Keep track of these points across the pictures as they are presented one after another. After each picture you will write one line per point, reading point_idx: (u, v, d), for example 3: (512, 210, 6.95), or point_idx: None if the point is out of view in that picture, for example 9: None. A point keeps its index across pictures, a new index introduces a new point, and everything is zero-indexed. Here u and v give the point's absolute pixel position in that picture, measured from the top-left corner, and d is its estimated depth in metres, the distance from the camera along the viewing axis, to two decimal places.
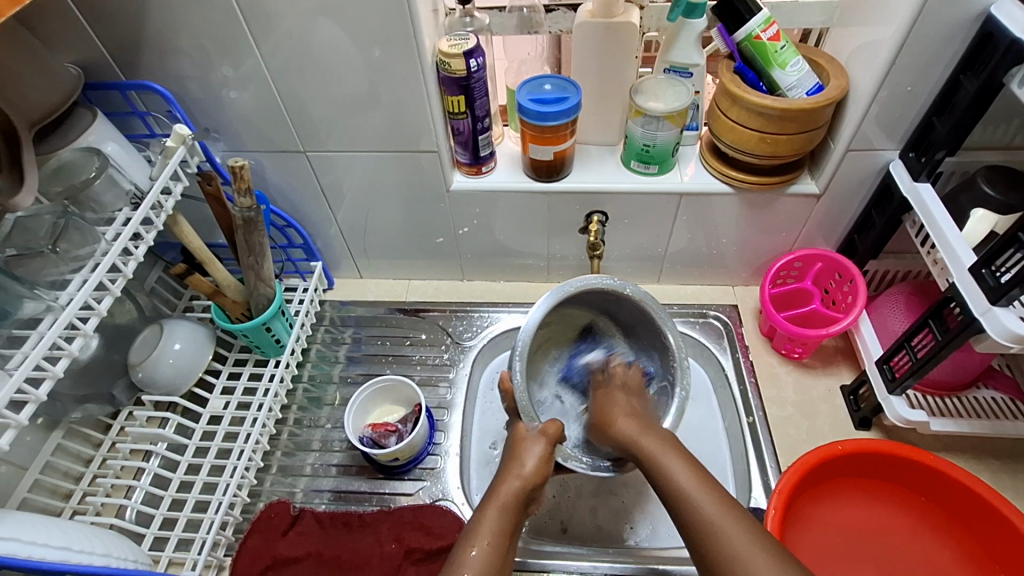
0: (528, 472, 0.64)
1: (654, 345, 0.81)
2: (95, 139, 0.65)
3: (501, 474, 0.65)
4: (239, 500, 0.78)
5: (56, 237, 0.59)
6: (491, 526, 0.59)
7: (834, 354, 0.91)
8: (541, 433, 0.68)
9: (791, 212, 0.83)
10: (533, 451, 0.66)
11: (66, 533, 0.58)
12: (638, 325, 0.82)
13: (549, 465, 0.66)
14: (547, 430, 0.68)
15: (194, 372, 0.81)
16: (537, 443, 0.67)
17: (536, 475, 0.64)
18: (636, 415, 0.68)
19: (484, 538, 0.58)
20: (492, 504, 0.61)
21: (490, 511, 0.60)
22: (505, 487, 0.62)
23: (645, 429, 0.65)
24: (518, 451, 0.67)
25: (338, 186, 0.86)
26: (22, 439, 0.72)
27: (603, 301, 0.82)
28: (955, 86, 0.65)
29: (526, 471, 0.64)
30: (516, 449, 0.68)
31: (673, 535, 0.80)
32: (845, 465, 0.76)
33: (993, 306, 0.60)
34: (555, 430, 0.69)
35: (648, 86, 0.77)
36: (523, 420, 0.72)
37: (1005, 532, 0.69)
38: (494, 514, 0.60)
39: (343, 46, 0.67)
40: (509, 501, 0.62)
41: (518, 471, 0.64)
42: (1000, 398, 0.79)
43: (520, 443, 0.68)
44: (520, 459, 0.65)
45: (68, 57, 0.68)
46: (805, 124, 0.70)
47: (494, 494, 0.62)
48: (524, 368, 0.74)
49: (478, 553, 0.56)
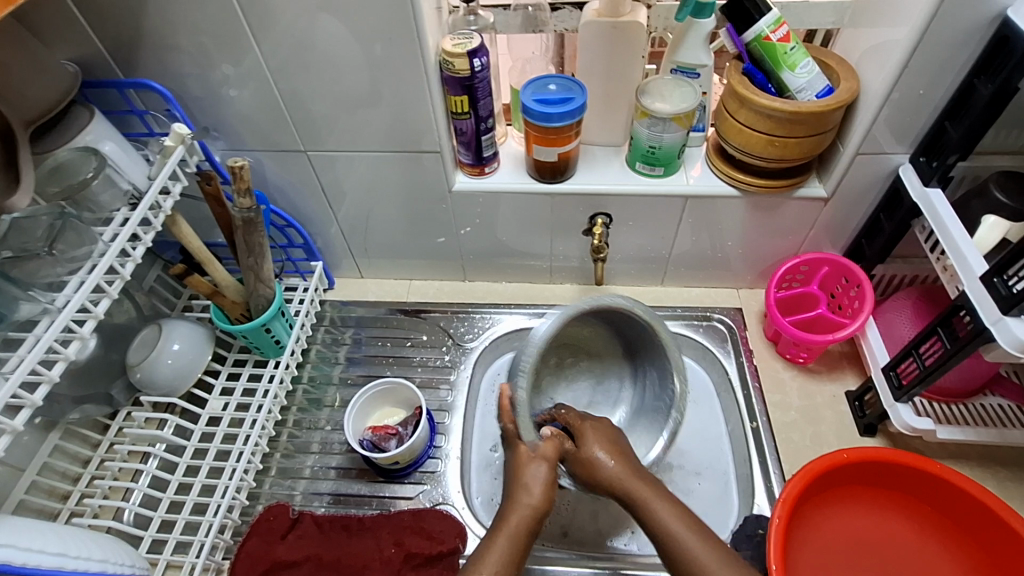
0: (536, 501, 0.62)
1: (654, 366, 0.80)
2: (93, 138, 0.64)
3: (508, 501, 0.63)
4: (237, 503, 0.77)
5: (53, 237, 0.58)
6: (500, 555, 0.59)
7: (839, 359, 0.90)
8: (540, 454, 0.66)
9: (798, 215, 0.82)
10: (536, 468, 0.65)
11: (63, 538, 0.57)
12: (645, 355, 0.82)
13: (553, 488, 0.64)
14: (545, 450, 0.66)
15: (193, 374, 0.80)
16: (542, 465, 0.65)
17: (545, 499, 0.63)
18: (613, 445, 0.67)
19: (491, 566, 0.58)
20: (501, 535, 0.60)
21: (500, 539, 0.59)
22: (515, 516, 0.61)
23: (633, 470, 0.64)
24: (519, 474, 0.64)
25: (339, 186, 0.85)
26: (19, 440, 0.72)
27: (621, 324, 0.81)
28: (970, 89, 0.63)
29: (534, 499, 0.62)
30: (517, 468, 0.65)
31: None
32: (851, 472, 0.75)
33: (1004, 315, 0.59)
34: (554, 449, 0.66)
35: (655, 86, 0.75)
36: (523, 439, 0.67)
37: (1012, 544, 0.68)
38: (503, 543, 0.59)
39: (344, 42, 0.66)
40: (519, 530, 0.60)
41: (527, 499, 0.62)
42: (1006, 406, 0.78)
43: (521, 466, 0.65)
44: (526, 487, 0.63)
45: (65, 53, 0.67)
46: (815, 127, 0.69)
47: (503, 522, 0.61)
48: (528, 385, 0.69)
49: None
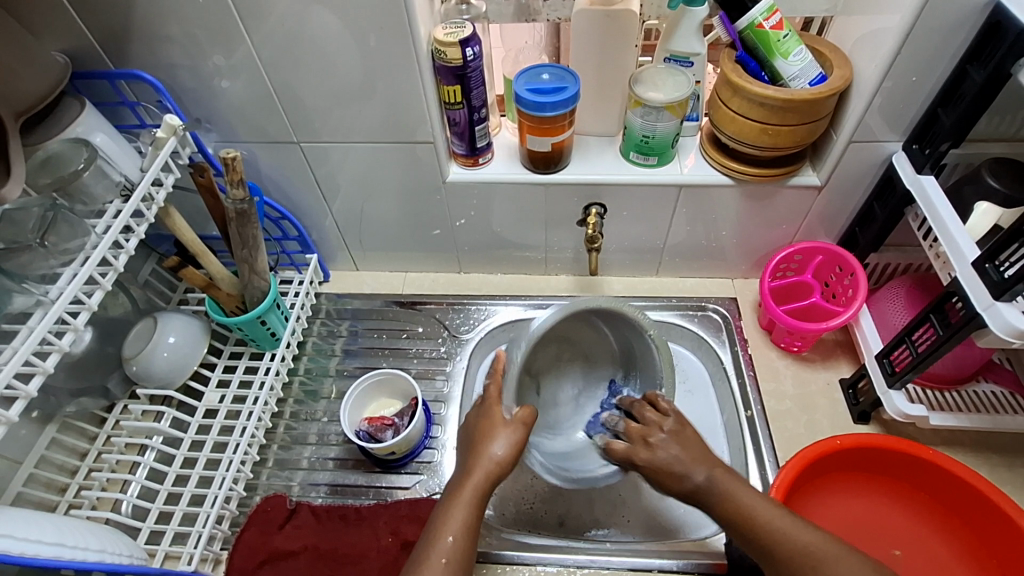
0: (497, 466, 0.63)
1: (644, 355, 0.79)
2: (83, 129, 0.64)
3: (470, 454, 0.64)
4: (235, 493, 0.77)
5: (44, 229, 0.58)
6: (463, 505, 0.61)
7: (833, 348, 0.90)
8: (516, 420, 0.66)
9: (791, 204, 0.82)
10: (504, 437, 0.65)
11: (60, 528, 0.57)
12: (630, 342, 0.81)
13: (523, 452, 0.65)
14: (522, 417, 0.66)
15: (189, 366, 0.80)
16: (514, 431, 0.65)
17: (508, 459, 0.64)
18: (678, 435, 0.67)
19: (456, 522, 0.60)
20: (467, 487, 0.61)
21: (461, 504, 0.61)
22: (474, 478, 0.62)
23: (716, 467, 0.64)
24: (482, 437, 0.65)
25: (333, 177, 0.85)
26: (16, 433, 0.72)
27: (609, 324, 0.80)
28: (962, 76, 0.63)
29: (498, 456, 0.63)
30: (483, 429, 0.66)
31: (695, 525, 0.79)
32: (844, 459, 0.75)
33: (996, 301, 0.59)
34: (529, 416, 0.66)
35: (648, 75, 0.76)
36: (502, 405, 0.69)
37: (1003, 527, 0.69)
38: (464, 503, 0.61)
39: (337, 33, 0.66)
40: (481, 481, 0.62)
41: (489, 455, 0.63)
42: (999, 392, 0.79)
43: (490, 427, 0.65)
44: (490, 443, 0.64)
45: (55, 46, 0.67)
46: (808, 115, 0.69)
47: (468, 475, 0.63)
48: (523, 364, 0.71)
49: (447, 548, 0.58)
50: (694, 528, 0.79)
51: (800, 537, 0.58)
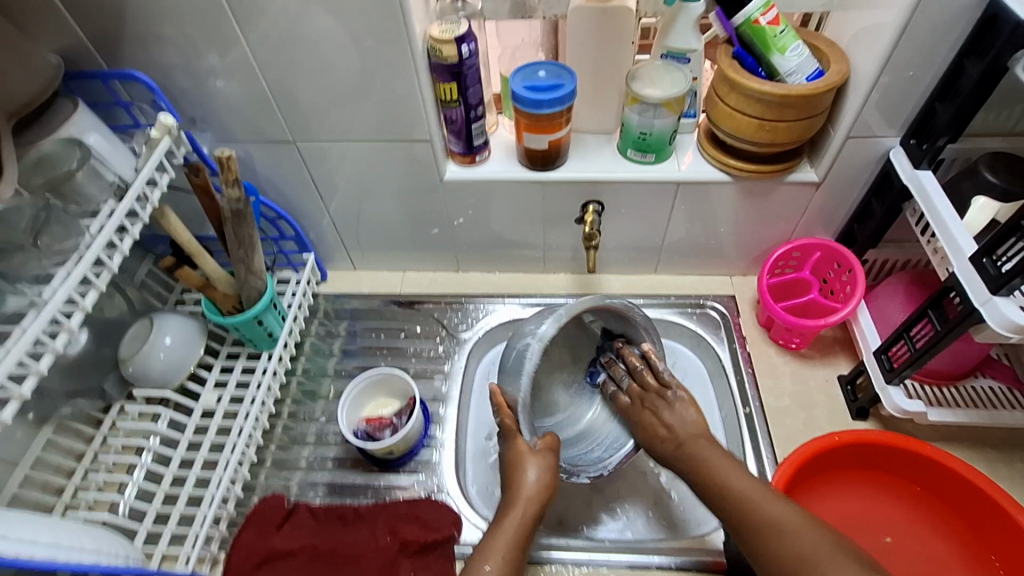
0: (533, 492, 0.66)
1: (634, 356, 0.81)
2: (77, 129, 0.62)
3: (507, 496, 0.67)
4: (233, 494, 0.77)
5: (39, 230, 0.59)
6: (507, 539, 0.64)
7: (832, 344, 0.90)
8: (539, 447, 0.69)
9: (789, 200, 0.82)
10: (535, 464, 0.67)
11: (54, 532, 0.56)
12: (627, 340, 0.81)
13: (555, 476, 0.68)
14: (544, 443, 0.70)
15: (185, 368, 0.80)
16: (543, 458, 0.68)
17: (540, 492, 0.66)
18: (666, 405, 0.73)
19: (499, 552, 0.63)
20: (504, 521, 0.65)
21: (504, 533, 0.64)
22: (517, 507, 0.65)
23: (695, 437, 0.69)
24: (515, 467, 0.68)
25: (330, 176, 0.84)
26: (12, 435, 0.71)
27: (606, 322, 0.81)
28: (959, 70, 0.63)
29: (530, 493, 0.66)
30: (513, 464, 0.68)
31: (685, 525, 0.79)
32: (844, 454, 0.75)
33: (993, 296, 0.59)
34: (552, 442, 0.70)
35: (645, 72, 0.75)
36: (523, 434, 0.70)
37: (1003, 524, 0.68)
38: (510, 528, 0.64)
39: (333, 31, 0.65)
40: (523, 515, 0.65)
41: (524, 492, 0.66)
42: (996, 387, 0.79)
43: (519, 461, 0.68)
44: (522, 476, 0.66)
45: (48, 44, 0.66)
46: (805, 111, 0.68)
47: (507, 509, 0.66)
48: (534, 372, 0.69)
49: (491, 568, 0.62)
50: (694, 526, 0.79)
51: (762, 507, 0.61)
